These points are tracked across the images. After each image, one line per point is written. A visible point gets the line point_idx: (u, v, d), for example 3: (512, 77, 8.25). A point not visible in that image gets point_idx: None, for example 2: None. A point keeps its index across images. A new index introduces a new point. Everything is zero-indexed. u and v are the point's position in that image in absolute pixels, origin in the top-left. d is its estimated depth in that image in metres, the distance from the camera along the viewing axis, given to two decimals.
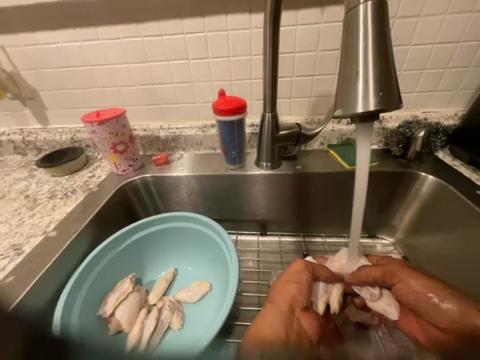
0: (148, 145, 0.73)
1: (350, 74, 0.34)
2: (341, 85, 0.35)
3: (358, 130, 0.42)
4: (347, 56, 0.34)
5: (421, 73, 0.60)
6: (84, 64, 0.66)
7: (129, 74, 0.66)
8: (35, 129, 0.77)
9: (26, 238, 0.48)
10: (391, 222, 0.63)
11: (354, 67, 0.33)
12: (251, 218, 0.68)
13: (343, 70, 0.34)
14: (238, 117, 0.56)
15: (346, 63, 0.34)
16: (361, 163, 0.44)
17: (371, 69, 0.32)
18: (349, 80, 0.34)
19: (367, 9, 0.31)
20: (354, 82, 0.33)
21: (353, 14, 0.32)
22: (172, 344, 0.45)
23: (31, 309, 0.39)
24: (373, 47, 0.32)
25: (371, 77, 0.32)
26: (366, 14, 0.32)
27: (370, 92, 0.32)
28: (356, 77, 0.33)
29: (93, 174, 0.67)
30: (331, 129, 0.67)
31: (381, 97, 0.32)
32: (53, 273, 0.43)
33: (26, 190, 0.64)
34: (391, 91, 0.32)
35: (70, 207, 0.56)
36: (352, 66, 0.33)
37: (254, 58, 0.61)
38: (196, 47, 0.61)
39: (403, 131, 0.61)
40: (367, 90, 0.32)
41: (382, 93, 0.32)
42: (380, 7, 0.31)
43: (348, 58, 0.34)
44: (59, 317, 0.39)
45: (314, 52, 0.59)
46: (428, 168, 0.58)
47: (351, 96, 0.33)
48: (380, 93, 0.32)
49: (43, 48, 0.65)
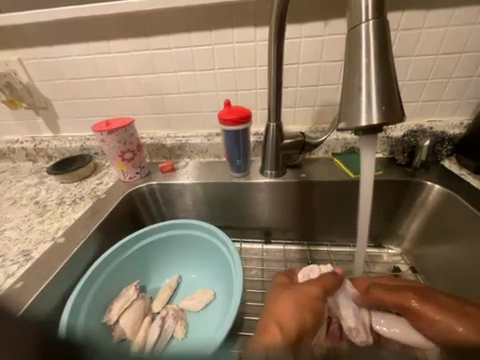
0: (154, 153, 0.74)
1: (353, 88, 0.34)
2: (345, 98, 0.35)
3: (362, 141, 0.42)
4: (350, 70, 0.34)
5: (424, 83, 0.61)
6: (95, 75, 0.69)
7: (138, 85, 0.69)
8: (47, 137, 0.80)
9: (35, 244, 0.49)
10: (398, 232, 0.62)
11: (357, 81, 0.34)
12: (256, 226, 0.68)
13: (346, 83, 0.35)
14: (244, 126, 0.57)
15: (349, 77, 0.35)
16: (365, 174, 0.44)
17: (374, 83, 0.33)
18: (352, 93, 0.34)
19: (369, 27, 0.32)
20: (356, 95, 0.34)
21: (355, 31, 0.33)
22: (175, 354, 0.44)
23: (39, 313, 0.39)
24: (375, 62, 0.33)
25: (374, 91, 0.33)
26: (368, 31, 0.32)
27: (373, 105, 0.33)
28: (359, 91, 0.34)
29: (101, 181, 0.68)
30: (335, 138, 0.68)
31: (384, 110, 0.32)
32: (61, 277, 0.44)
33: (37, 196, 0.66)
34: (394, 104, 0.33)
35: (78, 214, 0.57)
36: (355, 81, 0.34)
37: (259, 69, 0.63)
38: (203, 58, 0.63)
39: (407, 140, 0.61)
40: (370, 102, 0.33)
41: (385, 106, 0.33)
42: (382, 23, 0.32)
43: (351, 73, 0.34)
44: (65, 319, 0.40)
45: (318, 63, 0.61)
46: (434, 177, 0.57)
47: (354, 109, 0.34)
48: (383, 106, 0.32)
49: (57, 61, 0.68)
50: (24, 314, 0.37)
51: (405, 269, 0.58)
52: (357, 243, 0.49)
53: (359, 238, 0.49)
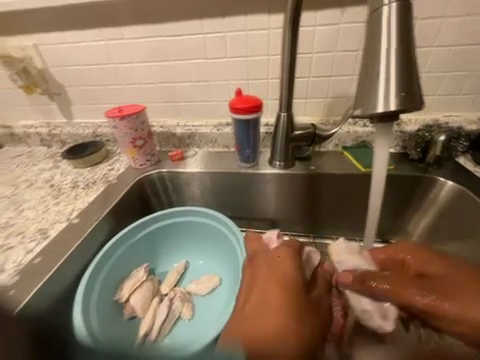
0: (164, 141, 0.75)
1: (371, 74, 0.33)
2: (362, 83, 0.35)
3: (376, 130, 0.41)
4: (369, 55, 0.34)
5: (443, 76, 0.59)
6: (108, 62, 0.69)
7: (150, 73, 0.69)
8: (61, 123, 0.82)
9: (52, 224, 0.51)
10: (406, 228, 0.61)
11: (376, 66, 0.33)
12: (262, 216, 0.68)
13: (365, 70, 0.34)
14: (254, 116, 0.57)
15: (369, 62, 0.34)
16: (377, 167, 0.44)
17: (393, 70, 0.32)
18: (370, 79, 0.34)
19: (392, 10, 0.31)
20: (375, 80, 0.33)
21: (377, 15, 0.32)
22: (182, 334, 0.46)
23: (52, 294, 0.41)
24: (396, 47, 0.32)
25: (393, 77, 0.32)
26: (391, 14, 0.31)
27: (392, 92, 0.32)
28: (378, 77, 0.33)
29: (113, 167, 0.70)
30: (346, 130, 0.67)
31: (403, 97, 0.32)
32: (77, 255, 0.46)
33: (52, 179, 0.68)
34: (414, 91, 0.32)
35: (91, 197, 0.59)
36: (374, 67, 0.33)
37: (272, 58, 0.62)
38: (215, 46, 0.63)
39: (422, 134, 0.60)
40: (388, 89, 0.32)
41: (404, 93, 0.32)
42: (406, 6, 0.31)
43: (371, 58, 0.33)
44: (79, 317, 0.41)
45: (332, 53, 0.59)
46: (447, 173, 0.56)
47: (371, 95, 0.33)
48: (402, 93, 0.32)
49: (71, 47, 0.69)
50: (39, 296, 0.39)
51: None
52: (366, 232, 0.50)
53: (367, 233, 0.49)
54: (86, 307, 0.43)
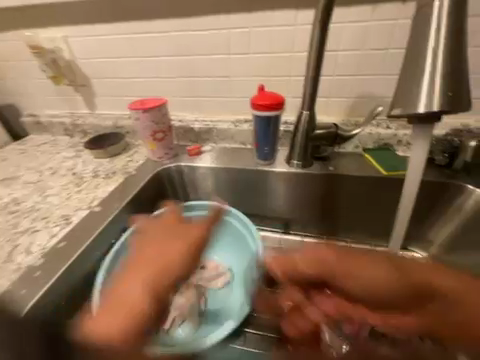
0: (182, 135, 0.76)
1: (414, 71, 0.32)
2: (403, 81, 0.34)
3: (415, 132, 0.39)
4: (412, 53, 0.33)
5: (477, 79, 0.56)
6: (132, 55, 0.71)
7: (172, 67, 0.70)
8: (83, 113, 0.84)
9: (74, 210, 0.53)
10: (427, 236, 0.59)
11: (421, 64, 0.32)
12: (276, 215, 0.68)
13: (407, 69, 0.33)
14: (276, 113, 0.56)
15: (413, 60, 0.33)
16: (412, 169, 0.42)
17: (440, 69, 0.31)
18: (413, 77, 0.32)
19: (443, 6, 0.30)
20: (418, 78, 0.32)
21: (426, 12, 0.31)
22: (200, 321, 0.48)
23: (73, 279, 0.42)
24: (444, 46, 0.31)
25: (440, 75, 0.31)
26: (441, 11, 0.30)
27: (436, 90, 0.31)
28: (422, 75, 0.32)
29: (131, 159, 0.72)
30: (368, 132, 0.65)
31: (450, 97, 0.31)
32: (100, 240, 0.48)
33: (74, 168, 0.70)
34: (460, 92, 0.31)
35: (111, 187, 0.60)
36: (418, 65, 0.32)
37: (296, 55, 0.61)
38: (238, 42, 0.63)
39: (450, 139, 0.57)
40: (433, 87, 0.31)
41: (451, 93, 0.31)
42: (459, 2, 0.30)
43: (416, 55, 0.32)
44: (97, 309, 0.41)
45: (360, 51, 0.58)
46: (475, 181, 0.53)
47: (414, 93, 0.32)
48: (449, 93, 0.31)
49: (99, 39, 0.71)
50: (61, 281, 0.41)
51: None
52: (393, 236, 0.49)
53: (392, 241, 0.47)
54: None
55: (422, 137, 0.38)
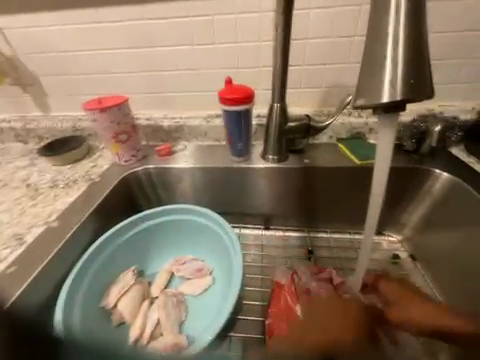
0: (150, 135, 0.70)
1: (375, 58, 0.29)
2: (365, 68, 0.30)
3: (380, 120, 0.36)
4: (373, 35, 0.29)
5: (438, 64, 0.58)
6: (85, 48, 0.63)
7: (132, 60, 0.63)
8: (36, 116, 0.75)
9: (28, 228, 0.47)
10: (401, 219, 0.60)
11: (382, 49, 0.29)
12: (256, 212, 0.66)
13: (368, 54, 0.30)
14: (246, 106, 0.54)
15: (374, 45, 0.29)
16: (380, 159, 0.39)
17: (401, 54, 0.28)
18: (375, 63, 0.29)
19: None
20: (380, 63, 0.29)
21: None
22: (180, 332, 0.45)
23: (27, 307, 0.37)
24: (404, 28, 0.28)
25: (401, 60, 0.28)
26: None
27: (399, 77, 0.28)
28: (384, 60, 0.29)
29: (95, 164, 0.65)
30: (340, 122, 0.65)
31: (413, 85, 0.28)
32: (60, 259, 0.43)
33: (28, 179, 0.63)
34: (424, 77, 0.28)
35: (72, 197, 0.55)
36: (379, 50, 0.29)
37: (263, 44, 0.58)
38: (202, 31, 0.58)
39: (417, 125, 0.58)
40: (395, 75, 0.28)
41: (414, 80, 0.28)
42: None
43: (377, 39, 0.29)
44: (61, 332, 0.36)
45: (327, 38, 0.56)
46: (440, 164, 0.56)
47: (376, 81, 0.29)
48: (412, 80, 0.28)
49: (43, 31, 0.63)
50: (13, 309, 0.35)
51: (405, 257, 0.57)
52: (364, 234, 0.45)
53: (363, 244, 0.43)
54: (67, 318, 0.39)
55: (389, 125, 0.35)
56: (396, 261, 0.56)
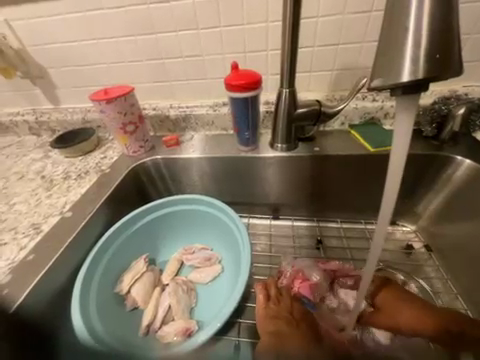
0: (158, 125, 0.70)
1: (395, 30, 0.26)
2: (383, 43, 0.27)
3: (398, 102, 0.32)
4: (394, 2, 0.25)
5: (466, 39, 0.52)
6: (89, 38, 0.63)
7: (137, 48, 0.62)
8: (47, 109, 0.77)
9: (44, 218, 0.49)
10: (416, 209, 0.58)
11: (404, 19, 0.25)
12: (264, 201, 0.65)
13: (386, 26, 0.26)
14: (253, 93, 0.52)
15: (394, 15, 0.26)
16: (397, 147, 0.35)
17: (427, 25, 0.24)
18: (394, 36, 0.26)
19: None
20: (400, 37, 0.25)
21: None
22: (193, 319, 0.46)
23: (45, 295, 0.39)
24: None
25: (425, 31, 0.24)
26: None
27: (422, 52, 0.24)
28: (405, 33, 0.25)
29: (105, 155, 0.66)
30: (353, 106, 0.61)
31: (438, 60, 0.24)
32: (74, 248, 0.45)
33: (43, 171, 0.65)
34: (450, 52, 0.25)
35: (84, 188, 0.56)
36: (399, 20, 0.25)
37: (271, 25, 0.55)
38: (206, 13, 0.56)
39: (438, 108, 0.54)
40: (418, 47, 0.24)
41: (439, 55, 0.24)
42: None
43: (398, 9, 0.25)
44: (77, 316, 0.39)
45: (340, 16, 0.52)
46: (463, 150, 0.52)
47: (395, 58, 0.26)
48: (436, 55, 0.24)
49: (48, 21, 0.62)
50: (33, 294, 0.37)
51: (419, 247, 0.55)
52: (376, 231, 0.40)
53: (374, 241, 0.40)
54: (83, 303, 0.41)
55: (410, 107, 0.32)
56: (410, 252, 0.55)
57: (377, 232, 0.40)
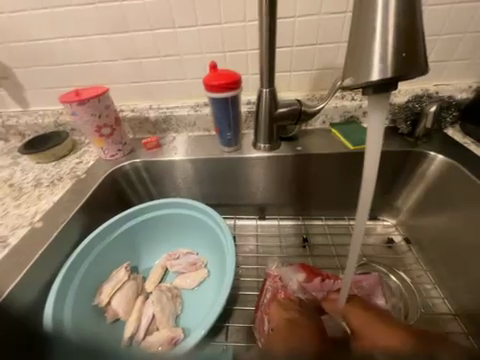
0: (137, 127, 0.67)
1: (363, 30, 0.26)
2: (353, 44, 0.27)
3: (370, 101, 0.33)
4: (361, 5, 0.26)
5: (436, 39, 0.55)
6: (58, 36, 0.59)
7: (111, 47, 0.59)
8: (15, 112, 0.71)
9: (12, 230, 0.46)
10: (395, 203, 0.60)
11: (371, 19, 0.25)
12: (249, 202, 0.64)
13: (355, 27, 0.27)
14: (233, 93, 0.51)
15: (361, 15, 0.26)
16: (371, 143, 0.36)
17: (392, 25, 0.25)
18: (363, 38, 0.26)
19: None
20: (368, 38, 0.26)
21: None
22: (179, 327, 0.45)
23: (13, 312, 0.36)
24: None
25: (392, 32, 0.25)
26: None
27: (389, 52, 0.25)
28: (373, 32, 0.25)
29: (81, 160, 0.63)
30: (333, 105, 0.62)
31: (404, 59, 0.25)
32: (45, 262, 0.42)
33: (11, 178, 0.60)
34: (416, 52, 0.25)
35: (57, 196, 0.53)
36: (367, 21, 0.26)
37: (250, 25, 0.55)
38: (183, 12, 0.54)
39: (411, 106, 0.56)
40: (385, 48, 0.25)
41: (406, 55, 0.25)
42: None
43: (365, 9, 0.26)
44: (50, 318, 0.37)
45: (317, 16, 0.53)
46: (436, 146, 0.54)
47: (365, 58, 0.26)
48: (403, 54, 0.25)
49: (9, 17, 0.58)
50: (1, 307, 0.34)
51: (399, 240, 0.57)
52: (356, 227, 0.41)
53: (355, 236, 0.41)
54: (57, 319, 0.38)
55: (380, 104, 0.32)
56: (391, 246, 0.56)
57: (359, 228, 0.41)
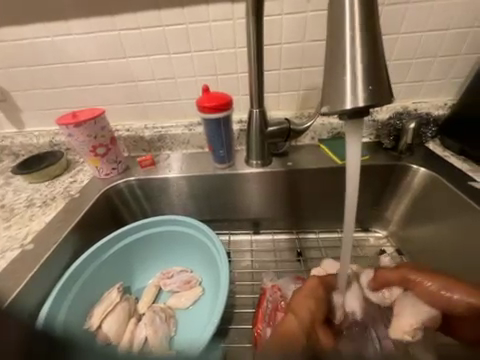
0: (132, 146, 0.69)
1: (335, 66, 0.29)
2: (326, 78, 0.30)
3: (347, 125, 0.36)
4: (331, 46, 0.29)
5: (410, 62, 0.60)
6: (57, 62, 0.62)
7: (108, 71, 0.62)
8: (10, 133, 0.72)
9: (1, 253, 0.45)
10: (385, 215, 0.61)
11: (341, 56, 0.28)
12: (244, 216, 0.65)
13: (329, 63, 0.29)
14: (225, 114, 0.53)
15: (333, 51, 0.29)
16: (352, 163, 0.38)
17: (360, 60, 0.28)
18: (335, 73, 0.29)
19: None
20: (339, 73, 0.28)
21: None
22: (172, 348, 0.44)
23: None
24: (361, 36, 0.27)
25: (360, 69, 0.28)
26: None
27: (358, 85, 0.28)
28: (343, 67, 0.28)
29: (75, 179, 0.63)
30: (321, 123, 0.66)
31: (371, 91, 0.28)
32: (39, 278, 0.42)
33: (2, 199, 0.60)
34: (381, 83, 0.28)
35: (49, 216, 0.52)
36: (338, 58, 0.28)
37: (239, 51, 0.59)
38: (177, 40, 0.58)
39: (394, 123, 0.60)
40: (355, 83, 0.28)
41: (372, 87, 0.28)
42: None
43: (335, 49, 0.29)
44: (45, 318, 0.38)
45: (301, 43, 0.57)
46: (418, 159, 0.57)
47: (338, 90, 0.29)
48: (370, 86, 0.28)
49: (11, 44, 0.60)
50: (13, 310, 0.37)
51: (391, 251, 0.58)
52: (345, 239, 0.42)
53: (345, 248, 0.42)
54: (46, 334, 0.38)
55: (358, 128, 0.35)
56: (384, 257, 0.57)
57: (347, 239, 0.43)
